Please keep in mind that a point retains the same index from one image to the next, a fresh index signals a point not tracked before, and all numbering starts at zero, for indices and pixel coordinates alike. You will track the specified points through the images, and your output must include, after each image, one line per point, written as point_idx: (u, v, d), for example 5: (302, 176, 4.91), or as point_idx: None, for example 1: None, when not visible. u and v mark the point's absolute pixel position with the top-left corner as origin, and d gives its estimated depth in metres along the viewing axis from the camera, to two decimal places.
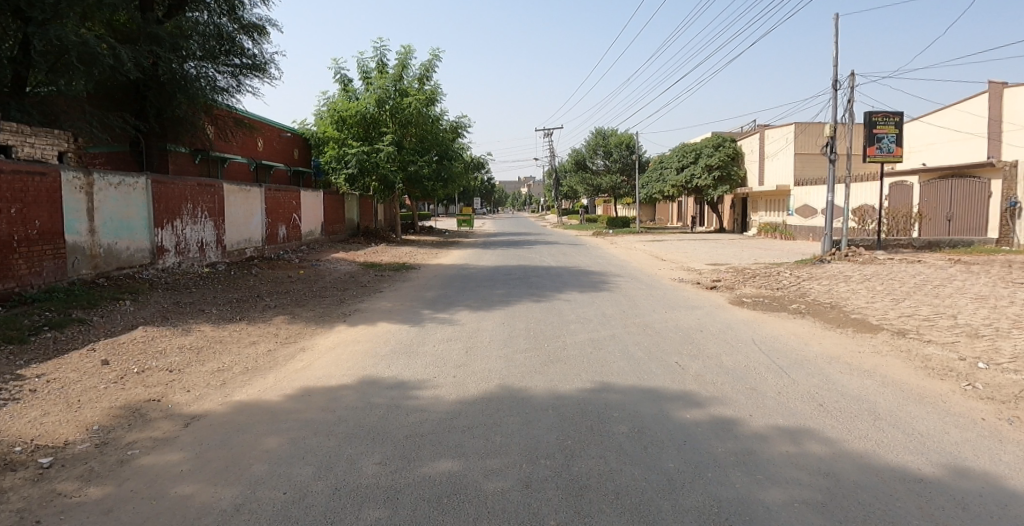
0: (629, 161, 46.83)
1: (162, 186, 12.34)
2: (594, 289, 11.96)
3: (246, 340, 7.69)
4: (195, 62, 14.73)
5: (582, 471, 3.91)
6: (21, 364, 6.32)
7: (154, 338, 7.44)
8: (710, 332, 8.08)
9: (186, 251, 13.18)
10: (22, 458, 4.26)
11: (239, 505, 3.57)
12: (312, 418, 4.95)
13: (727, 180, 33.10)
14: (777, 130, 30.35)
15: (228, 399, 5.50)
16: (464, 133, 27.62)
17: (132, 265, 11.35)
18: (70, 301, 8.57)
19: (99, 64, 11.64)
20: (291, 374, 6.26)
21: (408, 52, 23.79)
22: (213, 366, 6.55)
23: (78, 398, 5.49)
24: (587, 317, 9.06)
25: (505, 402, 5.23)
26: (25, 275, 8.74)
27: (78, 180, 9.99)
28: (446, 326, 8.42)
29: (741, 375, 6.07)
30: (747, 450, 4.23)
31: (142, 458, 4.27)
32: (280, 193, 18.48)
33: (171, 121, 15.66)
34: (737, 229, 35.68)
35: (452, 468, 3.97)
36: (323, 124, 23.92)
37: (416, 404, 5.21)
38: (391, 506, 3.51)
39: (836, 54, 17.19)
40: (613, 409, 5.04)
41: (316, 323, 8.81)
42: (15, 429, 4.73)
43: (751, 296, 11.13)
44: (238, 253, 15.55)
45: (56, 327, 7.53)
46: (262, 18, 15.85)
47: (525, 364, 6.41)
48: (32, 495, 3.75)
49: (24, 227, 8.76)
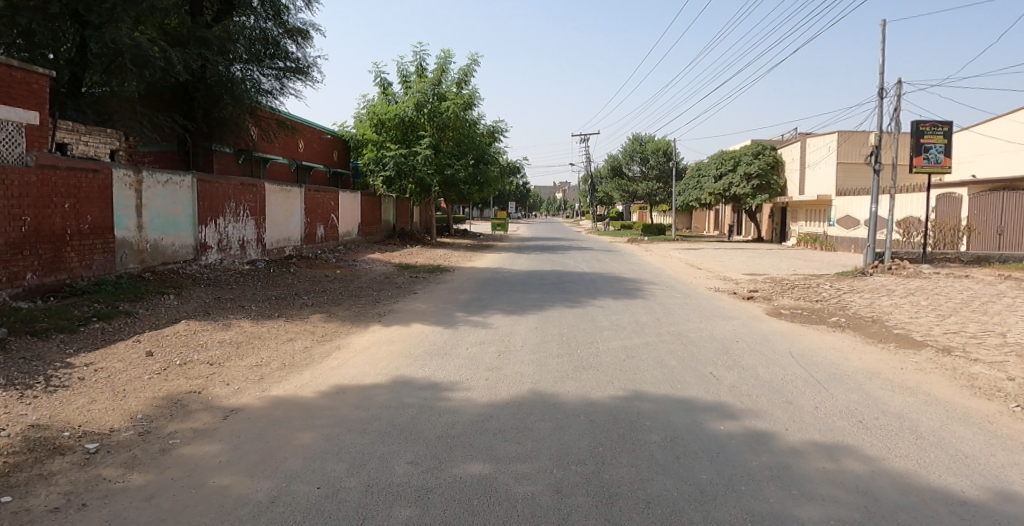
0: (666, 168, 46.38)
1: (207, 185, 12.71)
2: (628, 296, 11.89)
3: (285, 337, 7.86)
4: (241, 65, 15.23)
5: (613, 479, 3.88)
6: (71, 352, 6.61)
7: (196, 331, 7.66)
8: (747, 343, 7.93)
9: (227, 248, 13.54)
10: (70, 442, 4.47)
11: (275, 497, 3.66)
12: (346, 416, 5.02)
13: (767, 189, 32.42)
14: (818, 138, 29.58)
15: (266, 394, 5.62)
16: (500, 137, 27.72)
17: (176, 261, 11.69)
18: (118, 294, 8.91)
19: (150, 65, 12.27)
20: (327, 371, 6.38)
21: (448, 56, 23.85)
22: (252, 361, 6.71)
23: (123, 387, 5.69)
24: (620, 323, 9.01)
25: (537, 406, 5.23)
26: (76, 268, 9.14)
27: (128, 177, 10.35)
28: (479, 329, 8.44)
29: (778, 388, 5.95)
30: (783, 464, 4.14)
31: (182, 448, 4.40)
32: (319, 193, 18.84)
33: (217, 122, 16.17)
34: (776, 239, 35.00)
35: (483, 470, 3.98)
36: (363, 127, 24.31)
37: (448, 405, 5.23)
38: (423, 505, 3.54)
39: (882, 60, 16.59)
40: (645, 418, 4.99)
41: (351, 323, 8.91)
42: (64, 415, 4.94)
43: (790, 308, 10.91)
44: (278, 251, 15.91)
45: (105, 318, 7.82)
46: (306, 22, 16.27)
47: (557, 369, 6.39)
48: (79, 479, 3.91)
49: (76, 222, 9.15)
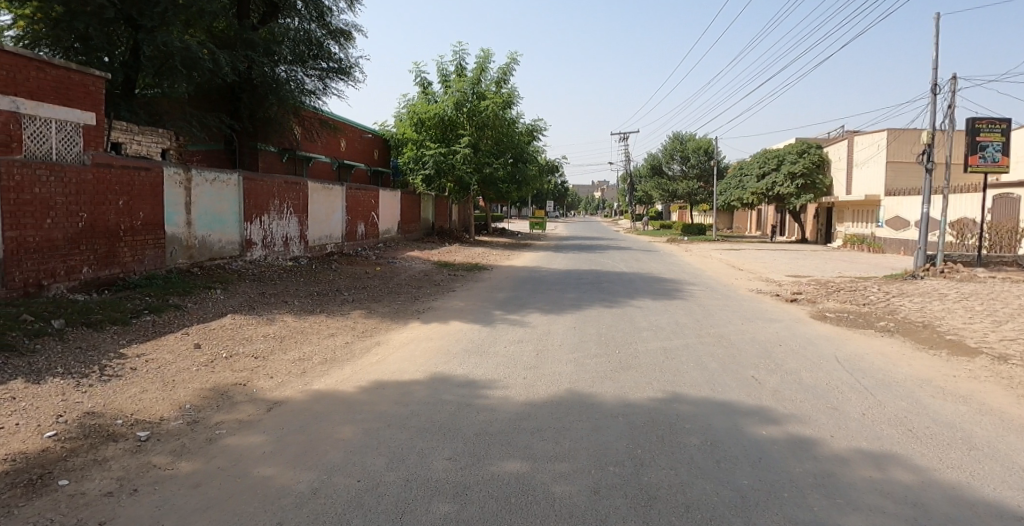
0: (708, 167, 45.58)
1: (252, 183, 13.07)
2: (667, 297, 11.73)
3: (326, 332, 8.01)
4: (286, 66, 15.65)
5: (652, 481, 3.84)
6: (123, 343, 6.88)
7: (242, 325, 7.88)
8: (789, 347, 7.75)
9: (272, 245, 13.90)
10: (123, 430, 4.65)
11: (316, 489, 3.73)
12: (385, 411, 5.09)
13: (812, 188, 31.57)
14: (866, 136, 28.64)
15: (308, 388, 5.75)
16: (538, 136, 27.71)
17: (223, 257, 12.05)
18: (168, 288, 9.23)
19: (199, 68, 12.71)
20: (367, 366, 6.49)
21: (487, 56, 23.93)
22: (295, 355, 6.87)
23: (172, 377, 5.90)
24: (659, 324, 8.90)
25: (575, 406, 5.20)
26: (129, 262, 9.51)
27: (178, 175, 10.72)
28: (517, 328, 8.46)
29: (822, 393, 5.79)
30: (827, 472, 4.02)
31: (228, 438, 4.54)
32: (360, 192, 19.15)
33: (262, 122, 16.60)
34: (821, 241, 34.04)
35: (521, 468, 3.99)
36: (403, 126, 24.61)
37: (486, 403, 5.26)
38: (460, 501, 3.57)
39: (936, 55, 15.94)
40: (685, 421, 4.92)
41: (391, 319, 9.04)
42: (117, 404, 5.14)
43: (835, 311, 10.61)
44: (320, 248, 16.24)
45: (156, 311, 8.12)
46: (348, 24, 16.57)
47: (596, 369, 6.35)
48: (130, 465, 4.07)
49: (129, 218, 9.51)
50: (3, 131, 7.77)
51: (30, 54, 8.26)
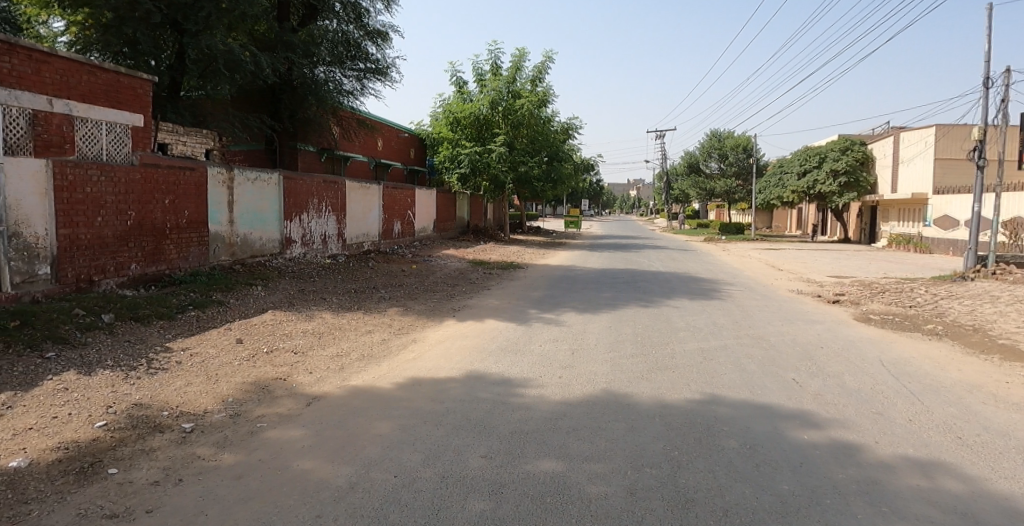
0: (746, 164, 44.68)
1: (292, 183, 13.34)
2: (705, 297, 11.54)
3: (363, 329, 8.13)
4: (324, 67, 15.90)
5: (689, 484, 3.79)
6: (169, 337, 7.11)
7: (282, 321, 8.06)
8: (831, 349, 7.54)
9: (311, 243, 14.18)
10: (169, 421, 4.80)
11: (354, 483, 3.79)
12: (421, 407, 5.14)
13: (855, 186, 30.66)
14: (914, 132, 27.67)
15: (346, 383, 5.84)
16: (574, 134, 27.56)
17: (263, 254, 12.34)
18: (211, 284, 9.50)
19: (241, 69, 13.10)
20: (403, 363, 6.56)
21: (522, 54, 23.92)
22: (333, 351, 6.99)
23: (216, 371, 6.07)
24: (697, 325, 8.76)
25: (610, 406, 5.16)
26: (174, 259, 9.82)
27: (221, 175, 11.01)
28: (552, 327, 8.44)
29: (866, 398, 5.62)
30: (872, 479, 3.90)
31: (268, 431, 4.64)
32: (397, 190, 19.37)
33: (302, 122, 16.91)
34: (864, 240, 33.03)
35: (556, 468, 3.98)
36: (438, 126, 24.79)
37: (521, 402, 5.26)
38: (496, 499, 3.58)
39: (989, 47, 15.28)
40: (723, 423, 4.82)
41: (427, 317, 9.13)
42: (163, 396, 5.32)
43: (880, 313, 10.28)
44: (357, 246, 16.50)
45: (199, 306, 8.36)
46: (385, 24, 16.76)
47: (632, 369, 6.30)
48: (176, 456, 4.20)
49: (174, 217, 9.82)
50: (56, 133, 8.10)
51: (82, 58, 8.58)
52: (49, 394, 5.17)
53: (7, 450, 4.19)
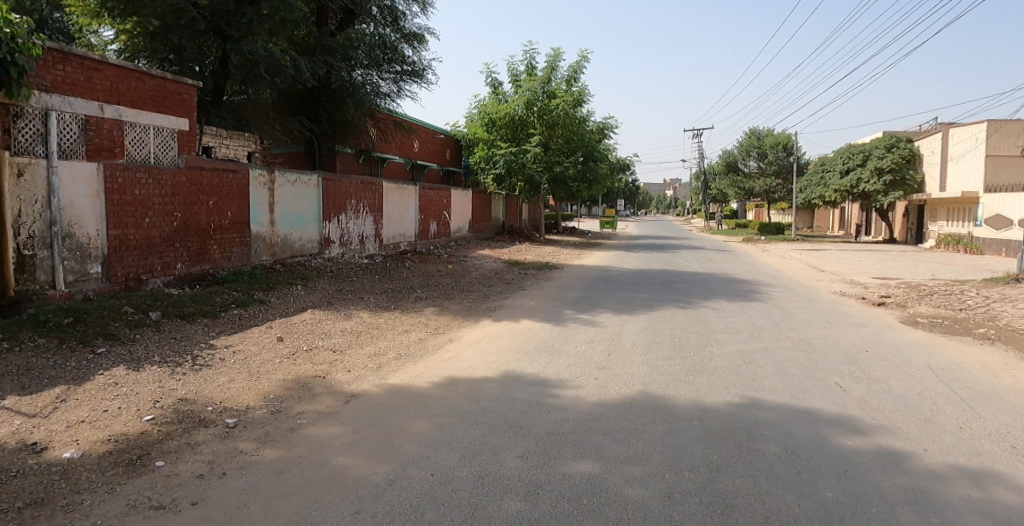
0: (787, 163, 43.67)
1: (331, 184, 13.58)
2: (743, 298, 11.33)
3: (400, 328, 8.24)
4: (362, 70, 16.16)
5: (729, 489, 3.72)
6: (213, 335, 7.32)
7: (321, 320, 8.22)
8: (877, 353, 7.32)
9: (348, 243, 14.41)
10: (213, 416, 4.95)
11: (392, 481, 3.84)
12: (458, 407, 5.18)
13: (901, 185, 29.65)
14: (963, 128, 26.63)
15: (384, 382, 5.93)
16: (610, 134, 27.36)
17: (303, 254, 12.60)
18: (253, 283, 9.75)
19: (282, 74, 13.30)
20: (440, 363, 6.62)
21: (557, 54, 23.88)
22: (371, 350, 7.10)
23: (258, 368, 6.23)
24: (736, 327, 8.61)
25: (648, 409, 5.11)
26: (218, 259, 10.11)
27: (262, 177, 11.28)
28: (588, 327, 8.40)
29: (914, 404, 5.43)
30: (920, 488, 3.77)
31: (308, 428, 4.74)
32: (433, 191, 19.56)
33: (340, 124, 17.19)
34: (911, 241, 31.93)
35: (593, 470, 3.95)
36: (474, 126, 24.94)
37: (557, 402, 5.25)
38: (532, 499, 3.58)
39: None
40: (764, 428, 4.73)
41: (463, 316, 9.19)
42: (208, 392, 5.48)
43: (928, 316, 9.93)
44: (394, 246, 16.70)
45: (242, 305, 8.59)
46: (421, 26, 16.96)
47: (669, 372, 6.22)
48: (220, 450, 4.32)
49: (218, 217, 10.10)
50: (108, 138, 8.41)
51: (131, 65, 8.87)
52: (101, 388, 5.38)
53: (61, 441, 4.38)
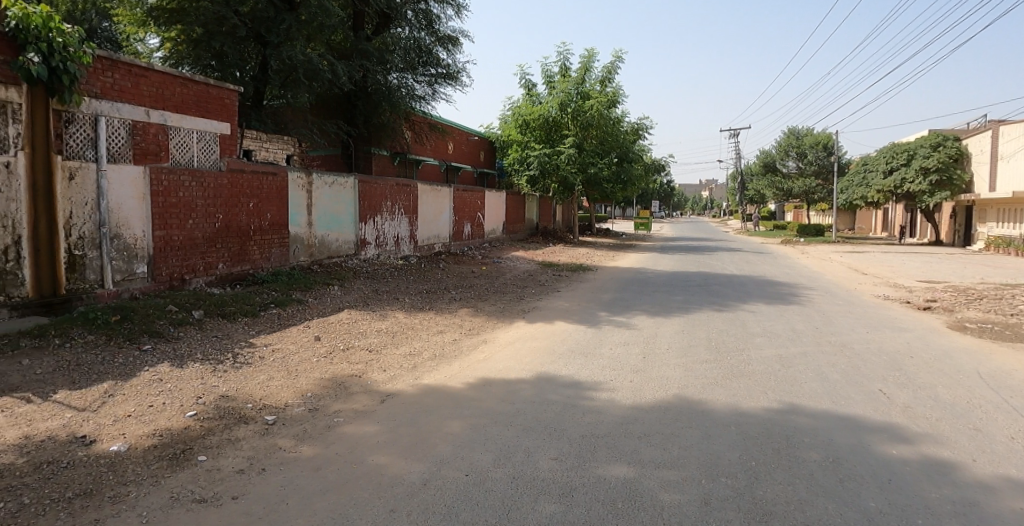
0: (827, 163, 42.58)
1: (367, 186, 13.78)
2: (782, 301, 11.09)
3: (435, 329, 8.31)
4: (398, 73, 16.41)
5: (767, 495, 3.66)
6: (253, 333, 7.51)
7: (357, 320, 8.35)
8: (923, 359, 7.09)
9: (384, 244, 14.61)
10: (253, 413, 5.07)
11: (426, 480, 3.88)
12: (492, 408, 5.20)
13: (948, 185, 28.62)
14: (1015, 125, 25.58)
15: (419, 382, 5.99)
16: (644, 135, 27.12)
17: (340, 255, 12.82)
18: (291, 283, 9.97)
19: (319, 78, 13.57)
20: (474, 363, 6.66)
21: (591, 55, 23.74)
22: (406, 350, 7.18)
23: (296, 367, 6.37)
24: (774, 330, 8.43)
25: (684, 413, 5.05)
26: (258, 259, 10.37)
27: (301, 179, 11.52)
28: (623, 330, 8.34)
29: (962, 412, 5.24)
30: (970, 501, 3.64)
31: (345, 426, 4.82)
32: (467, 193, 19.68)
33: (376, 127, 17.40)
34: (958, 243, 30.81)
35: (627, 473, 3.93)
36: (507, 128, 25.00)
37: (592, 405, 5.23)
38: (567, 502, 3.58)
39: None
40: (803, 434, 4.62)
41: (497, 318, 9.21)
42: (248, 389, 5.63)
43: (978, 321, 9.57)
44: (428, 247, 16.86)
45: (281, 304, 8.78)
46: (455, 29, 17.10)
47: (705, 376, 6.13)
48: (259, 446, 4.43)
49: (258, 219, 10.36)
50: (153, 141, 8.57)
51: (176, 71, 9.08)
52: (146, 384, 5.57)
53: (109, 435, 4.54)
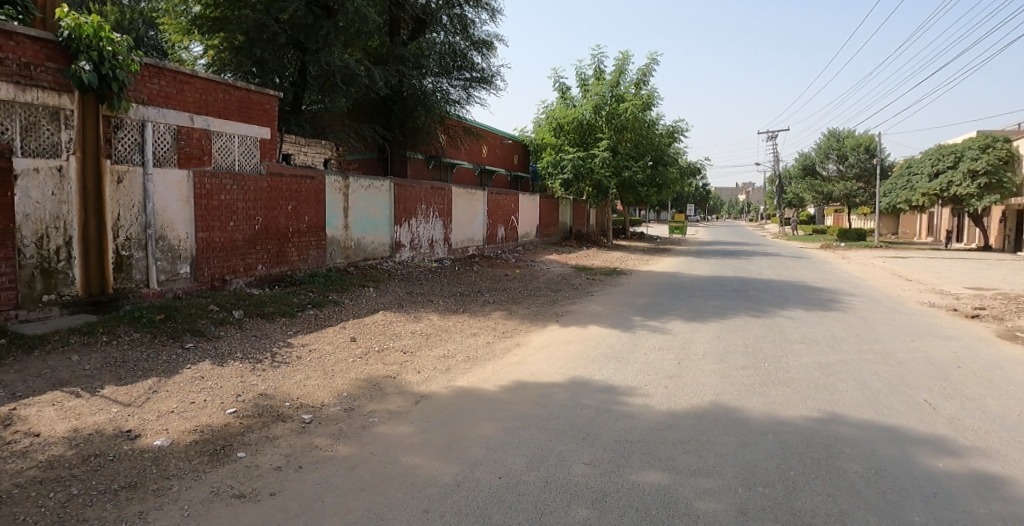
0: (869, 165, 41.40)
1: (402, 189, 13.97)
2: (821, 307, 10.83)
3: (468, 331, 8.37)
4: (433, 78, 16.62)
5: (805, 506, 3.58)
6: (291, 333, 7.69)
7: (392, 322, 8.46)
8: (971, 369, 6.84)
9: (419, 247, 14.78)
10: (291, 412, 5.19)
11: (459, 482, 3.91)
12: (525, 411, 5.22)
13: (998, 188, 27.47)
14: None
15: (452, 383, 6.05)
16: (679, 138, 26.83)
17: (375, 257, 13.01)
18: (328, 284, 10.16)
19: (356, 83, 13.91)
20: (507, 366, 6.69)
21: (625, 57, 23.56)
22: (440, 352, 7.25)
23: (332, 367, 6.49)
24: (813, 337, 8.25)
25: (720, 420, 4.97)
26: (296, 261, 10.60)
27: (338, 182, 11.73)
28: (657, 335, 8.26)
29: (1013, 425, 5.04)
30: (1021, 518, 3.50)
31: (380, 427, 4.89)
32: (501, 196, 19.76)
33: (411, 131, 17.67)
34: (1009, 248, 29.61)
35: (662, 480, 3.89)
36: (541, 131, 25.03)
37: (626, 410, 5.20)
38: (599, 508, 3.57)
39: None
40: (844, 445, 4.51)
41: (530, 321, 9.22)
42: (286, 388, 5.76)
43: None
44: (462, 250, 16.99)
45: (318, 305, 8.96)
46: (490, 33, 17.23)
47: (742, 382, 6.03)
48: (297, 444, 4.53)
49: (296, 221, 10.59)
50: (198, 146, 8.86)
51: (219, 78, 9.32)
52: (188, 381, 5.75)
53: (153, 430, 4.71)
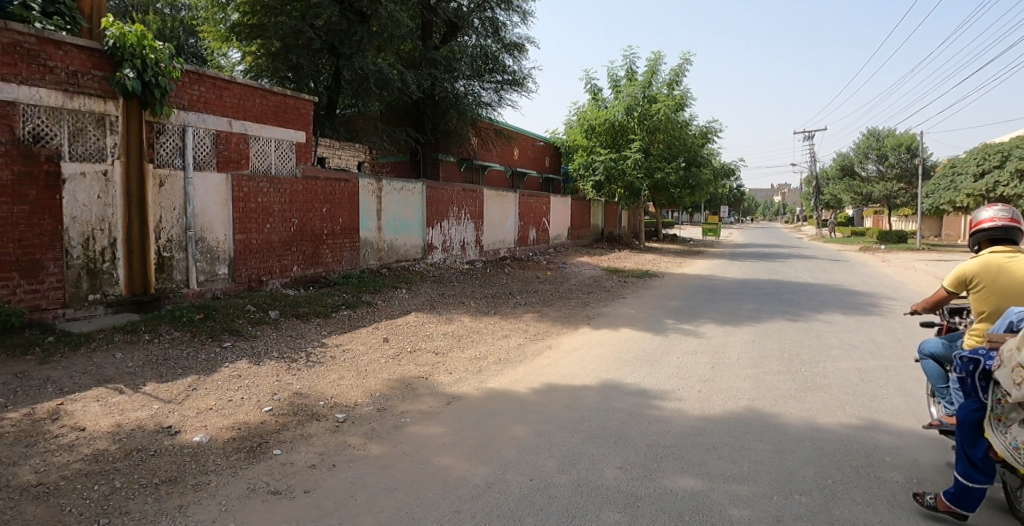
0: (911, 165, 40.12)
1: (434, 191, 14.09)
2: (861, 312, 10.54)
3: (500, 333, 8.39)
4: (465, 81, 16.75)
5: (843, 516, 3.50)
6: (325, 333, 7.82)
7: (424, 323, 8.54)
8: None
9: (451, 248, 14.89)
10: (325, 411, 5.29)
11: (491, 483, 3.94)
12: (557, 413, 5.21)
13: None
14: None
15: (484, 385, 6.07)
16: (713, 139, 26.43)
17: (408, 259, 13.15)
18: (361, 286, 10.31)
19: (389, 87, 13.92)
20: (539, 369, 6.69)
21: (659, 57, 23.33)
22: (471, 354, 7.28)
23: (365, 367, 6.58)
24: (853, 342, 8.04)
25: (755, 426, 4.89)
26: (330, 262, 10.79)
27: (371, 185, 11.90)
28: (690, 338, 8.16)
29: None
30: None
31: (412, 427, 4.95)
32: (532, 198, 19.78)
33: (444, 134, 17.82)
34: None
35: (695, 486, 3.85)
36: (573, 133, 24.95)
37: (658, 414, 5.15)
38: (631, 512, 3.55)
39: None
40: (884, 453, 4.39)
41: (561, 323, 9.21)
42: (320, 387, 5.87)
43: None
44: (493, 252, 17.05)
45: (351, 306, 9.10)
46: (522, 36, 17.33)
47: (778, 388, 5.91)
48: (331, 443, 4.62)
49: (331, 223, 10.78)
50: (235, 150, 9.11)
51: (256, 83, 9.56)
52: (226, 379, 5.90)
53: (193, 426, 4.85)
